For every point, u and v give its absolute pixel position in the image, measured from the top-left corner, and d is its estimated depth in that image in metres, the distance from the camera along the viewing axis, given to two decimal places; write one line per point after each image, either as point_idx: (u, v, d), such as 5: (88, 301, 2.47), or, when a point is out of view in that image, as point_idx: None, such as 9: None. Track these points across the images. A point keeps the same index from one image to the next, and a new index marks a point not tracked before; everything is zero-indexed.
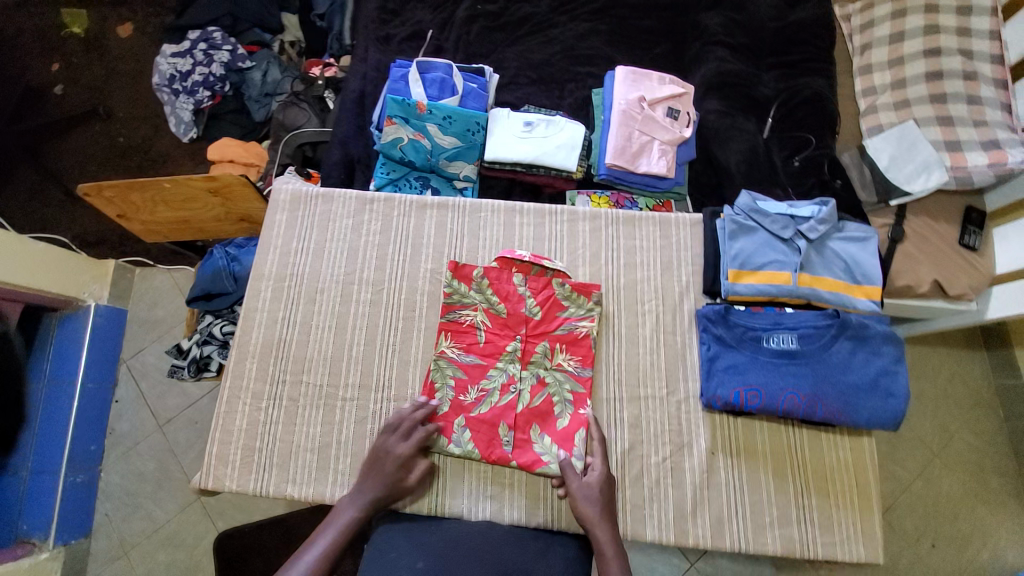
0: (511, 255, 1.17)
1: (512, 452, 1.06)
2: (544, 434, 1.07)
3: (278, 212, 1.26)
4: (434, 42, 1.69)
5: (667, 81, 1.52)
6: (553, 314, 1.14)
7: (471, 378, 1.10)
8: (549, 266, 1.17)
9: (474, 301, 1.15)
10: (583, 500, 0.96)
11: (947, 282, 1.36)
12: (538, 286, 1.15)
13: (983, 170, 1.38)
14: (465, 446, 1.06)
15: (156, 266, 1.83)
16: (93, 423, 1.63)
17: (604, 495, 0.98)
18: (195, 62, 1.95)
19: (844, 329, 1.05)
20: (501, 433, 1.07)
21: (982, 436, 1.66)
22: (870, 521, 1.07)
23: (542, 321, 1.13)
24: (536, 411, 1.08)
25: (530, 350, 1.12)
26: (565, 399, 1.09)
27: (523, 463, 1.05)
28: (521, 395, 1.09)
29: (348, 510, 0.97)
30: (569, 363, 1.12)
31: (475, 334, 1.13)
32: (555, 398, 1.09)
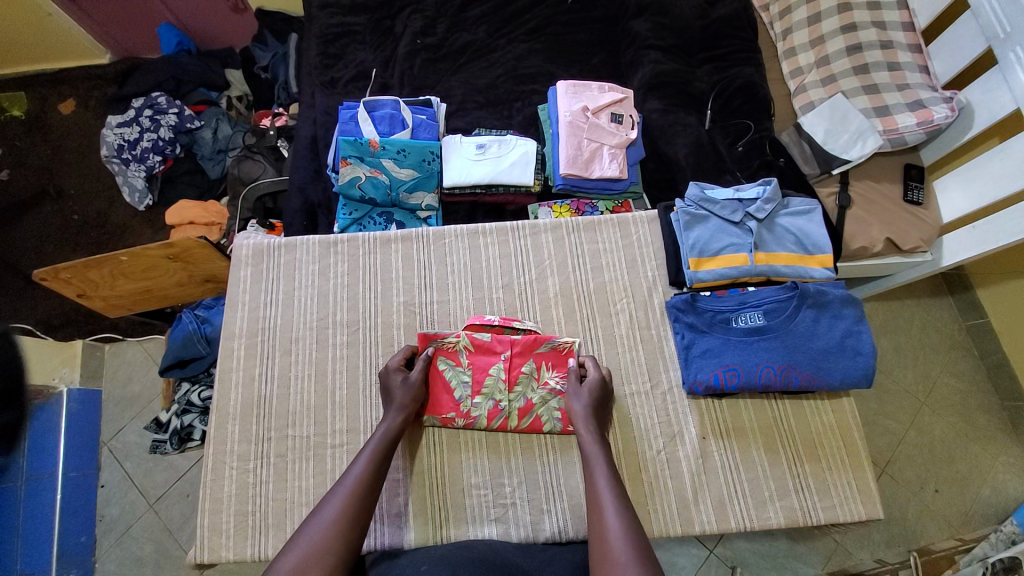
0: (479, 322, 1.16)
1: (510, 352, 1.15)
2: (541, 365, 1.15)
3: (242, 268, 1.26)
4: (380, 79, 1.72)
5: (606, 89, 1.58)
6: (532, 349, 1.15)
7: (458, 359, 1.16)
8: (519, 327, 1.17)
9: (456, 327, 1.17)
10: (573, 398, 1.07)
11: (898, 239, 1.44)
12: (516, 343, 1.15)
13: (914, 130, 1.46)
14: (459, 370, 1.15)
15: (126, 339, 1.79)
16: (80, 512, 1.56)
17: (594, 396, 1.07)
18: (142, 129, 1.94)
19: (805, 298, 1.09)
20: (496, 367, 1.14)
21: (962, 377, 1.74)
22: (864, 479, 1.10)
23: (523, 347, 1.14)
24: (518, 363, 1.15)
25: (518, 370, 1.14)
26: (554, 417, 1.11)
27: (507, 364, 1.14)
28: (496, 379, 1.13)
29: (359, 464, 0.94)
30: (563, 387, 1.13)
31: (459, 356, 1.16)
32: (543, 418, 1.11)
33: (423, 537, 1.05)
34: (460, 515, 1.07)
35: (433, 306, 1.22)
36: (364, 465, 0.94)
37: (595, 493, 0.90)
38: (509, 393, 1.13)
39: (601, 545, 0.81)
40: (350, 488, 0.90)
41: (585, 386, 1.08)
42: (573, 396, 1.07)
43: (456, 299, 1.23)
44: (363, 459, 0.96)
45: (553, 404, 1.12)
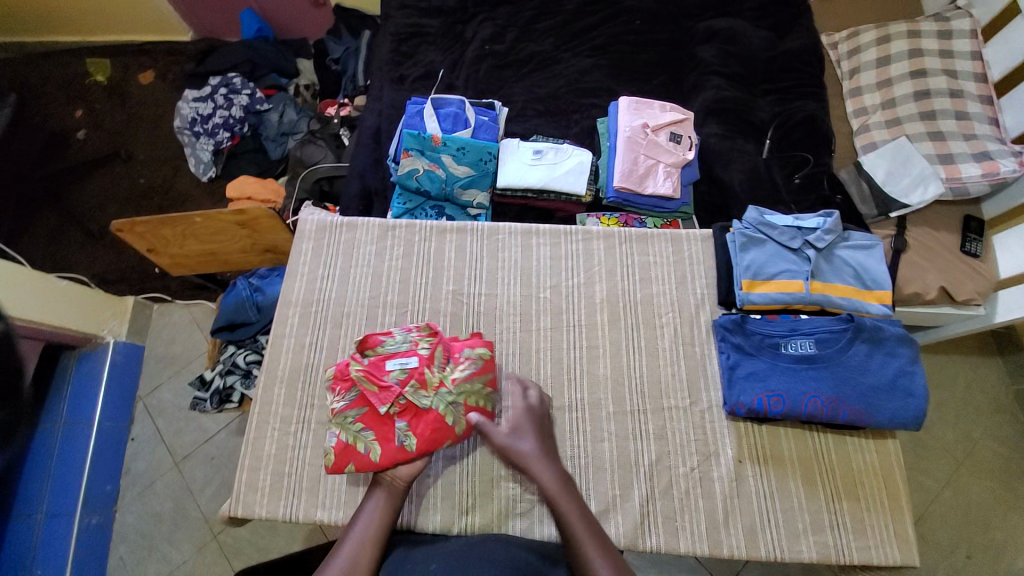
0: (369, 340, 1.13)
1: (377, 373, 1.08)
2: (387, 373, 1.08)
3: (304, 242, 1.32)
4: (446, 80, 1.79)
5: (667, 108, 1.61)
6: (380, 364, 1.09)
7: (422, 364, 1.08)
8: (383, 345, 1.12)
9: (404, 344, 1.13)
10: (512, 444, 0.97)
11: (954, 289, 1.39)
12: (373, 364, 1.09)
13: (979, 181, 1.44)
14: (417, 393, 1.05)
15: (174, 301, 1.88)
16: (108, 462, 1.63)
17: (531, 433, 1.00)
18: (216, 105, 2.06)
19: (860, 332, 1.08)
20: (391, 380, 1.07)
21: (1007, 444, 1.65)
22: (903, 524, 1.06)
23: (372, 371, 1.07)
24: (377, 372, 1.08)
25: (381, 376, 1.07)
26: (402, 427, 1.03)
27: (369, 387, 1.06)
28: (415, 397, 1.05)
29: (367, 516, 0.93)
30: (434, 370, 1.07)
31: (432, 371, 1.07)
32: (361, 440, 1.03)
33: (448, 521, 1.07)
34: (485, 502, 1.08)
35: (481, 298, 1.25)
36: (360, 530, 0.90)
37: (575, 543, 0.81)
38: (358, 427, 1.04)
39: None
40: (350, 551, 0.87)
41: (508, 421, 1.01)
42: (513, 433, 0.98)
43: (504, 294, 1.25)
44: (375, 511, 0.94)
45: (470, 392, 1.06)
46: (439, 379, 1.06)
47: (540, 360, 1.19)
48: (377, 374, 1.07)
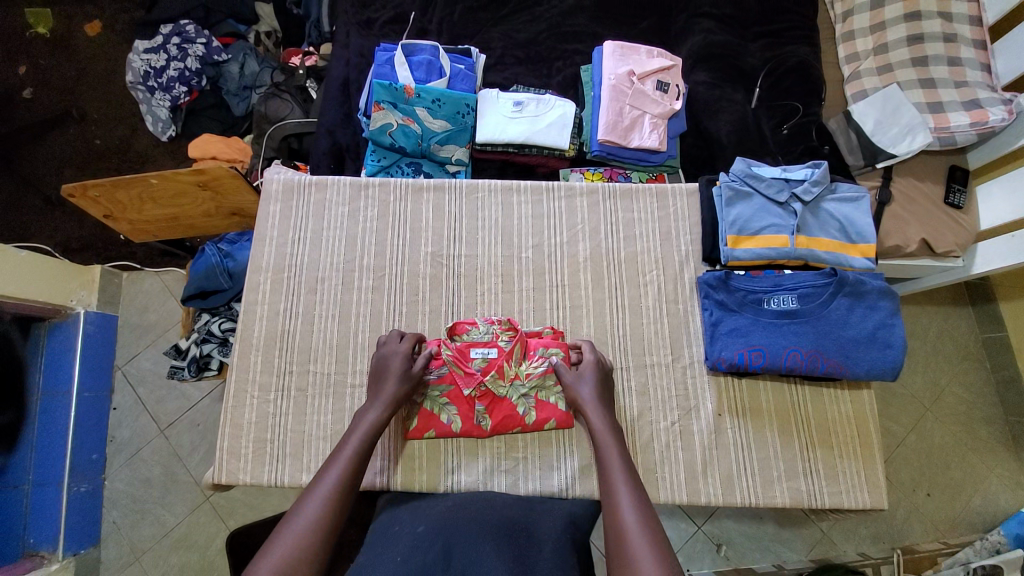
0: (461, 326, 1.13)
1: (472, 356, 1.09)
2: (474, 356, 1.09)
3: (272, 203, 1.24)
4: (419, 25, 1.65)
5: (655, 54, 1.52)
6: (466, 350, 1.09)
7: (504, 356, 1.09)
8: (469, 333, 1.13)
9: (485, 335, 1.13)
10: (578, 386, 1.04)
11: (934, 241, 1.39)
12: (461, 349, 1.09)
13: (966, 130, 1.40)
14: (495, 383, 1.08)
15: (143, 269, 1.79)
16: (92, 432, 1.60)
17: (598, 380, 1.05)
18: (170, 57, 1.89)
19: (842, 286, 1.08)
20: (475, 366, 1.09)
21: (972, 389, 1.72)
22: (873, 469, 1.11)
23: (458, 355, 1.08)
24: (464, 357, 1.09)
25: (467, 358, 1.09)
26: (480, 408, 1.09)
27: (458, 370, 1.09)
28: (495, 385, 1.08)
29: (330, 477, 0.88)
30: (511, 363, 1.09)
31: (510, 363, 1.09)
32: (442, 414, 1.08)
33: (433, 480, 1.08)
34: (470, 463, 1.09)
35: (462, 259, 1.21)
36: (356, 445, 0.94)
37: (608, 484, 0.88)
38: (443, 401, 1.09)
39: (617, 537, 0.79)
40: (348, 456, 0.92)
41: (589, 373, 1.05)
42: (579, 382, 1.05)
43: (485, 256, 1.21)
44: (335, 472, 0.89)
45: (541, 386, 1.10)
46: (516, 372, 1.09)
47: (523, 322, 1.18)
48: (464, 359, 1.09)
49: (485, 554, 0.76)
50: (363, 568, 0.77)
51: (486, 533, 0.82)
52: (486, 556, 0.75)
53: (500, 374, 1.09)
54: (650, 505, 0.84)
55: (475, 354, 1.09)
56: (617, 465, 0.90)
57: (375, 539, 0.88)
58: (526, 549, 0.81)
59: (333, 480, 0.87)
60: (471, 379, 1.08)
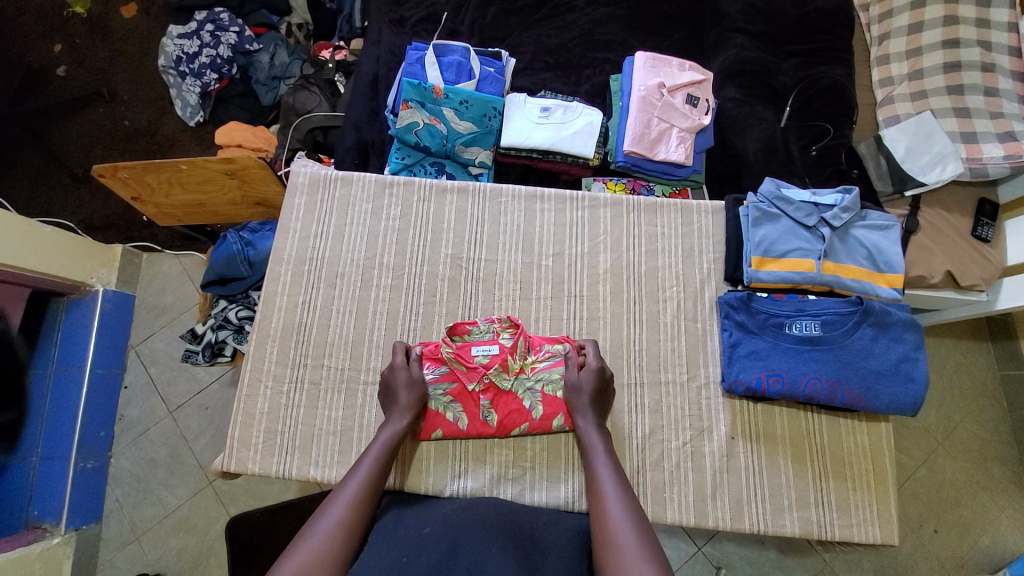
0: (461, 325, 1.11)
1: (474, 355, 1.08)
2: (476, 353, 1.08)
3: (297, 196, 1.25)
4: (449, 25, 1.66)
5: (686, 68, 1.50)
6: (467, 350, 1.09)
7: (507, 350, 1.08)
8: (472, 331, 1.11)
9: (486, 333, 1.12)
10: (573, 388, 1.05)
11: (959, 274, 1.36)
12: (462, 348, 1.09)
13: (999, 162, 1.37)
14: (499, 378, 1.08)
15: (163, 251, 1.82)
16: (102, 408, 1.62)
17: (597, 385, 1.05)
18: (202, 43, 1.91)
19: (867, 316, 1.06)
20: (479, 359, 1.08)
21: (987, 428, 1.68)
22: (886, 503, 1.09)
23: (459, 354, 1.08)
24: (465, 355, 1.08)
25: (468, 357, 1.08)
26: (485, 404, 1.08)
27: (458, 370, 1.08)
28: (498, 378, 1.08)
29: (348, 488, 0.89)
30: (516, 358, 1.09)
31: (514, 356, 1.08)
32: (445, 412, 1.08)
33: (440, 483, 1.08)
34: (478, 468, 1.09)
35: (481, 264, 1.21)
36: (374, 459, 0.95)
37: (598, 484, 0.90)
38: (448, 399, 1.08)
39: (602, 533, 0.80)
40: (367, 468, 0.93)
41: (589, 375, 1.06)
42: (577, 387, 1.05)
43: (505, 261, 1.21)
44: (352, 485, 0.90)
45: (547, 380, 1.09)
46: (521, 366, 1.09)
47: (538, 330, 1.17)
48: (466, 356, 1.08)
49: (490, 557, 0.75)
50: (365, 568, 0.76)
51: (490, 536, 0.82)
52: (491, 558, 0.75)
53: (505, 369, 1.08)
54: (635, 502, 0.86)
55: (479, 351, 1.08)
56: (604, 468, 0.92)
57: (377, 543, 0.85)
58: (532, 555, 0.81)
59: (353, 488, 0.89)
60: (474, 375, 1.08)
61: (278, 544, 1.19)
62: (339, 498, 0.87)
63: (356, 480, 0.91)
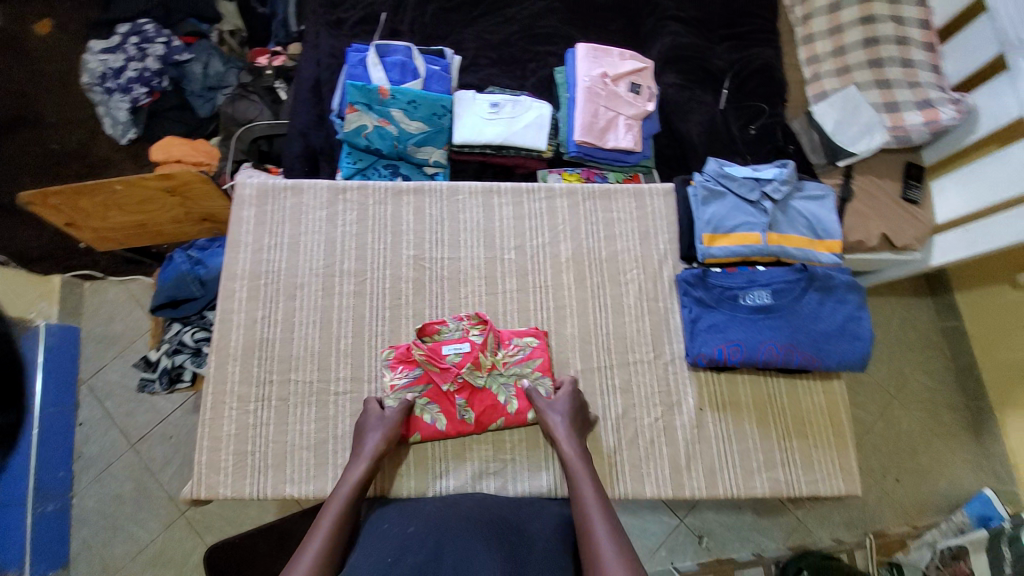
0: (433, 325, 1.11)
1: (449, 356, 1.08)
2: (449, 353, 1.08)
3: (244, 208, 1.20)
4: (390, 25, 1.63)
5: (627, 56, 1.54)
6: (439, 349, 1.08)
7: (479, 347, 1.08)
8: (443, 331, 1.11)
9: (455, 332, 1.12)
10: (550, 412, 1.05)
11: (893, 235, 1.46)
12: (433, 349, 1.08)
13: (920, 129, 1.48)
14: (473, 376, 1.08)
15: (106, 278, 1.70)
16: (58, 448, 1.51)
17: (572, 406, 1.06)
18: (127, 56, 1.79)
19: (812, 281, 1.13)
20: (450, 359, 1.08)
21: (933, 376, 1.83)
22: (846, 456, 1.16)
23: (432, 354, 1.07)
24: (438, 356, 1.07)
25: (440, 356, 1.07)
26: (461, 402, 1.08)
27: (433, 371, 1.08)
28: (471, 376, 1.08)
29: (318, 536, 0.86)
30: (487, 354, 1.09)
31: (484, 353, 1.09)
32: (425, 415, 1.08)
33: (421, 487, 1.07)
34: (458, 467, 1.09)
35: (445, 263, 1.20)
36: (343, 503, 0.92)
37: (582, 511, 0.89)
38: (425, 401, 1.08)
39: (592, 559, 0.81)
40: (336, 512, 0.91)
41: (563, 398, 1.07)
42: (551, 409, 1.05)
43: (468, 258, 1.21)
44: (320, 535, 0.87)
45: (519, 374, 1.11)
46: (493, 361, 1.09)
47: (507, 324, 1.18)
48: (439, 356, 1.07)
49: (476, 553, 0.76)
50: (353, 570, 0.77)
51: (474, 531, 0.81)
52: (478, 556, 0.75)
53: (478, 366, 1.08)
54: (617, 521, 0.87)
55: (451, 351, 1.08)
56: (587, 488, 0.93)
57: (366, 542, 0.87)
58: (516, 547, 0.82)
59: (322, 536, 0.86)
60: (449, 374, 1.07)
61: (261, 565, 1.14)
62: (309, 547, 0.84)
63: (324, 529, 0.87)
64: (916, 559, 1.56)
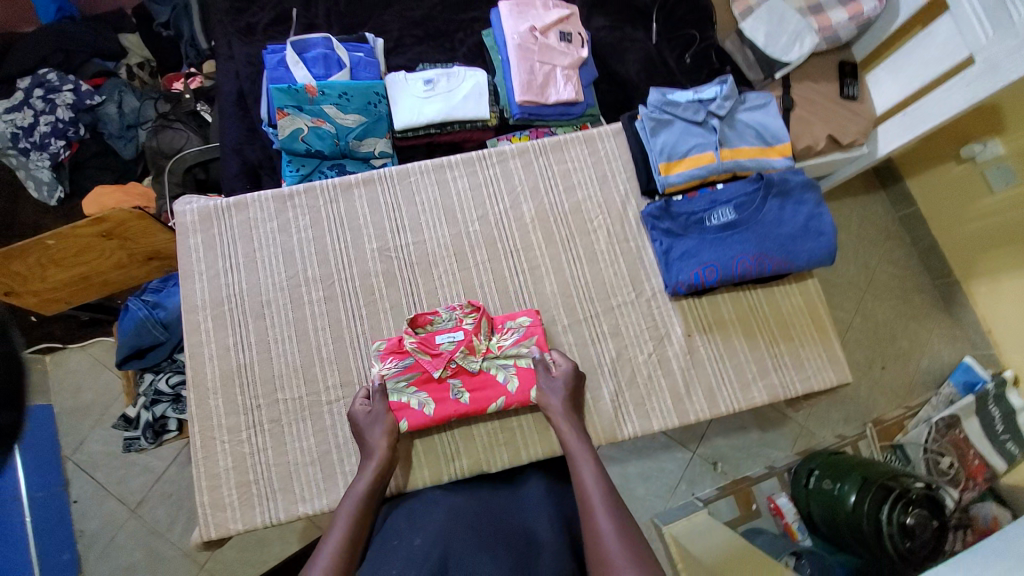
0: (421, 317, 1.09)
1: (440, 345, 1.08)
2: (442, 340, 1.08)
3: (191, 235, 1.15)
4: (304, 21, 1.56)
5: (551, 6, 1.50)
6: (431, 338, 1.09)
7: (471, 330, 1.09)
8: (434, 323, 1.10)
9: (447, 323, 1.11)
10: (548, 393, 1.06)
11: (839, 134, 1.49)
12: (425, 339, 1.08)
13: (846, 25, 1.49)
14: (467, 360, 1.08)
15: (67, 346, 1.62)
16: (57, 531, 1.45)
17: (570, 386, 1.06)
18: (37, 111, 1.67)
19: (770, 188, 1.15)
20: (445, 347, 1.08)
21: (901, 265, 1.90)
22: (832, 348, 1.21)
23: (423, 343, 1.07)
24: (430, 344, 1.08)
25: (433, 344, 1.08)
26: (457, 385, 1.07)
27: (426, 360, 1.07)
28: (466, 360, 1.08)
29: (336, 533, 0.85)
30: (481, 338, 1.09)
31: (477, 336, 1.09)
32: (411, 401, 1.06)
33: (437, 472, 1.08)
34: (470, 443, 1.09)
35: (411, 248, 1.18)
36: (355, 502, 0.92)
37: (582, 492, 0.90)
38: (411, 389, 1.07)
39: (593, 543, 0.81)
40: (351, 510, 0.90)
41: (562, 379, 1.06)
42: (550, 392, 1.06)
43: (433, 239, 1.19)
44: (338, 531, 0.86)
45: (517, 354, 1.10)
46: (487, 346, 1.09)
47: (485, 298, 1.17)
48: (431, 346, 1.08)
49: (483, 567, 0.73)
50: None
51: (480, 540, 0.79)
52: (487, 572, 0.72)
53: (471, 351, 1.08)
54: (617, 502, 0.88)
55: (443, 340, 1.08)
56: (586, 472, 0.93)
57: (374, 550, 0.84)
58: (524, 554, 0.78)
59: (338, 535, 0.85)
60: (445, 362, 1.07)
61: None
62: (326, 546, 0.83)
63: (333, 541, 0.84)
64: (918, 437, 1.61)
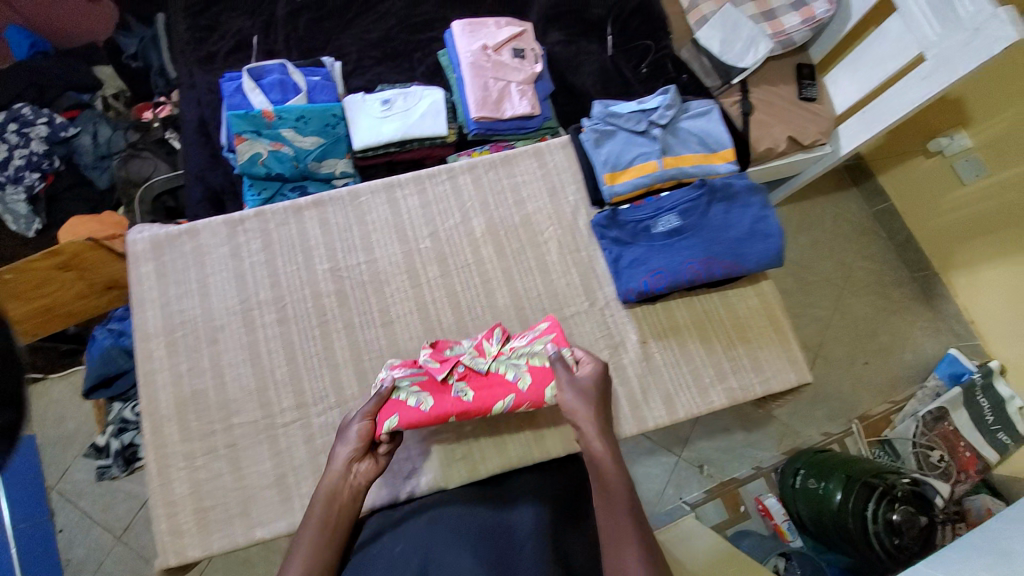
0: (443, 344, 1.11)
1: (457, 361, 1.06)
2: (464, 362, 1.06)
3: (143, 263, 1.17)
4: (264, 47, 1.59)
5: (503, 24, 1.54)
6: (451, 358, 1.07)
7: (484, 345, 1.10)
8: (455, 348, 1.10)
9: (465, 348, 1.11)
10: (571, 391, 0.97)
11: (798, 135, 1.50)
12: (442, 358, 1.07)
13: (799, 29, 1.50)
14: (476, 360, 1.07)
15: (48, 377, 1.61)
16: (43, 560, 1.47)
17: (598, 386, 0.99)
18: (10, 146, 1.67)
19: (714, 194, 1.17)
20: (462, 363, 1.06)
21: (878, 260, 1.89)
22: (791, 348, 1.21)
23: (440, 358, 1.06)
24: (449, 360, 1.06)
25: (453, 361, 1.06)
26: (463, 386, 1.05)
27: (438, 370, 1.04)
28: (476, 360, 1.07)
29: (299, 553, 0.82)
30: (493, 343, 1.10)
31: (489, 345, 1.09)
32: (407, 398, 1.01)
33: (394, 491, 1.07)
34: (428, 459, 1.09)
35: (362, 267, 1.19)
36: (323, 512, 0.88)
37: (609, 514, 0.82)
38: (415, 387, 1.03)
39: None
40: (318, 522, 0.86)
41: (589, 377, 1.00)
42: (570, 387, 0.98)
43: (384, 257, 1.20)
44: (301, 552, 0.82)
45: (529, 353, 1.07)
46: (498, 348, 1.09)
47: (441, 313, 1.17)
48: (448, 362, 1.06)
49: None
50: None
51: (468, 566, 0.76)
52: None
53: (482, 354, 1.09)
54: (647, 527, 0.80)
55: (465, 360, 1.06)
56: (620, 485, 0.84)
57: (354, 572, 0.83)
58: (504, 555, 0.81)
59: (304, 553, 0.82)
60: (451, 368, 1.06)
61: None
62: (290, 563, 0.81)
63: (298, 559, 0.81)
64: (904, 429, 1.62)
